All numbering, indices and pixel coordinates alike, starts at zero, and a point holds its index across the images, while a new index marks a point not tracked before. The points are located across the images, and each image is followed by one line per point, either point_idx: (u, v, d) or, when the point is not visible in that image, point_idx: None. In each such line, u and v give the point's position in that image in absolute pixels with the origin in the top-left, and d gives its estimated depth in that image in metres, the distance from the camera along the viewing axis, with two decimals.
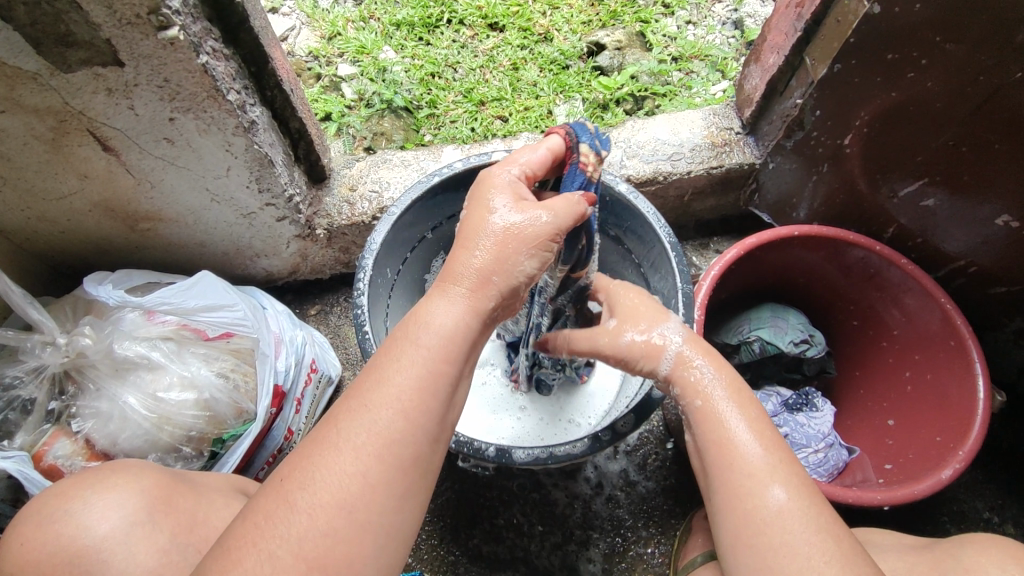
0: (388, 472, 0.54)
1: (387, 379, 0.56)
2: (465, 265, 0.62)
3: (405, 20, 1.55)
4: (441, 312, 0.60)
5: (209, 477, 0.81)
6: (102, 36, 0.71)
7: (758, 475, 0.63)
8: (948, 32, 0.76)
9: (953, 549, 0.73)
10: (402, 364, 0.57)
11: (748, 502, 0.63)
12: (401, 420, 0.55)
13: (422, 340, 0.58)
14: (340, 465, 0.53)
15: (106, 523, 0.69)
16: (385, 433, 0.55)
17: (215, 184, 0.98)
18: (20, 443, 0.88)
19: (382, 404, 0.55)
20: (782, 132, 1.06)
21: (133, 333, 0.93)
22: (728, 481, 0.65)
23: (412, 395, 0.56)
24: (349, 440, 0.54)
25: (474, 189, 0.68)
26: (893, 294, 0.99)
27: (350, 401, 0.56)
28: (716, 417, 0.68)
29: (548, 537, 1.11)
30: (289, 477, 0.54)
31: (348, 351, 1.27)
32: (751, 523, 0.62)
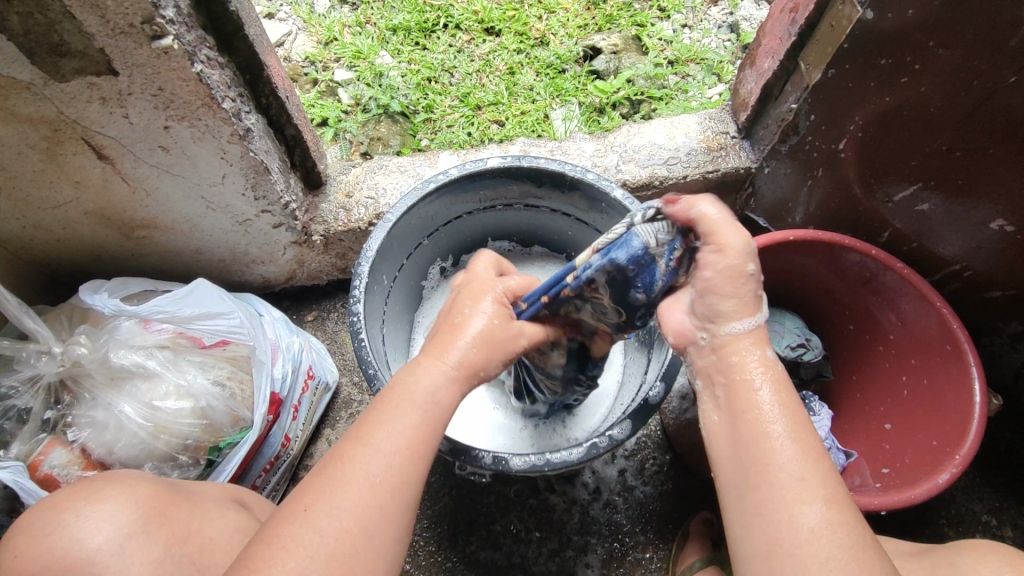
0: (393, 503, 0.60)
1: (390, 421, 0.63)
2: (452, 350, 0.67)
3: (402, 25, 1.55)
4: (433, 377, 0.65)
5: (204, 487, 0.82)
6: (95, 45, 0.71)
7: (808, 482, 0.56)
8: (941, 37, 0.76)
9: (951, 557, 0.73)
10: (401, 412, 0.63)
11: (789, 511, 0.55)
12: (405, 458, 0.61)
13: (413, 394, 0.64)
14: (358, 495, 0.59)
15: (98, 535, 0.68)
16: (395, 465, 0.61)
17: (211, 192, 0.98)
18: (16, 453, 0.88)
19: (393, 442, 0.61)
20: (777, 135, 1.08)
21: (129, 342, 0.94)
22: (769, 485, 0.56)
23: (415, 432, 0.63)
24: (365, 471, 0.60)
25: (462, 292, 0.75)
26: (889, 298, 0.99)
27: (359, 443, 0.61)
28: (758, 408, 0.59)
29: (546, 543, 1.11)
30: (310, 504, 0.59)
31: (346, 357, 1.27)
32: (790, 537, 0.55)
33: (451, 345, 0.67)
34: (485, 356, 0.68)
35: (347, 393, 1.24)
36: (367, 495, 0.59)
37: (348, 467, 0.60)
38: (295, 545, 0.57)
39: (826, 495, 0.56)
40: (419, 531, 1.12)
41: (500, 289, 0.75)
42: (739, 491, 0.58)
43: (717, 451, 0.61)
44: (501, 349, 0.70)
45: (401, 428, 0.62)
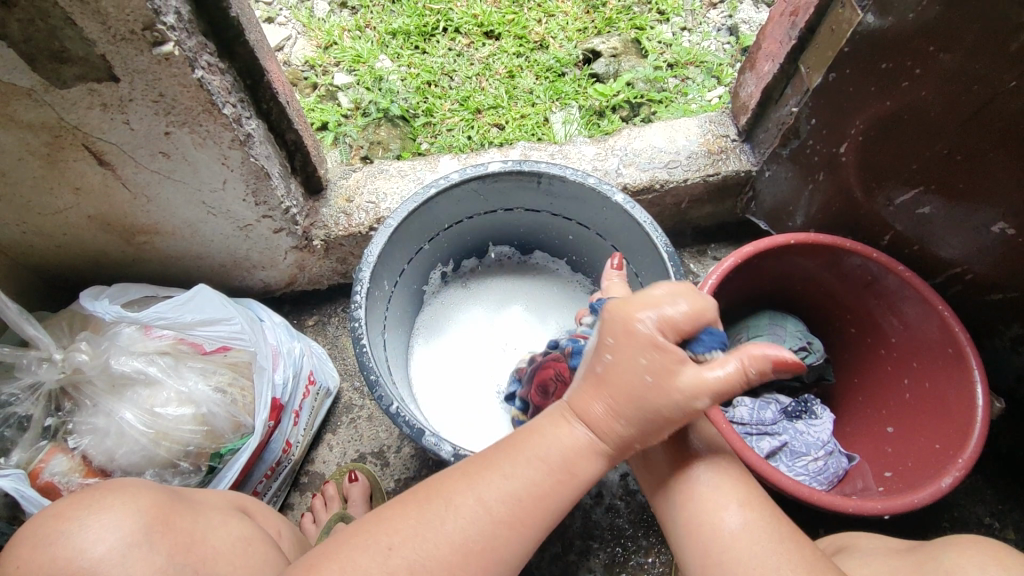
0: (480, 564, 0.60)
1: (508, 476, 0.62)
2: (586, 409, 0.62)
3: (401, 29, 1.56)
4: (570, 440, 0.62)
5: (208, 496, 0.83)
6: (96, 52, 0.71)
7: (723, 488, 0.66)
8: (940, 41, 0.76)
9: (934, 551, 0.72)
10: (522, 468, 0.62)
11: (713, 520, 0.65)
12: (506, 526, 0.60)
13: (546, 456, 0.62)
14: (445, 551, 0.59)
15: (102, 544, 0.67)
16: (490, 527, 0.60)
17: (212, 197, 0.98)
18: (16, 460, 0.88)
19: (497, 498, 0.61)
20: (778, 139, 1.09)
21: (130, 348, 0.93)
22: (693, 500, 0.66)
23: (530, 500, 0.61)
24: (460, 529, 0.60)
25: (606, 328, 0.61)
26: (891, 301, 0.99)
27: (468, 493, 0.61)
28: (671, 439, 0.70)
29: (548, 548, 1.10)
30: (399, 545, 0.60)
31: (347, 361, 1.27)
32: (717, 544, 0.64)
33: (589, 402, 0.61)
34: (625, 420, 0.60)
35: (348, 398, 1.23)
36: (450, 553, 0.59)
37: (447, 518, 0.60)
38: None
39: (739, 499, 0.65)
40: None
41: (653, 322, 0.59)
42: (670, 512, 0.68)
43: (649, 481, 0.71)
44: (655, 415, 0.59)
45: (514, 490, 0.61)
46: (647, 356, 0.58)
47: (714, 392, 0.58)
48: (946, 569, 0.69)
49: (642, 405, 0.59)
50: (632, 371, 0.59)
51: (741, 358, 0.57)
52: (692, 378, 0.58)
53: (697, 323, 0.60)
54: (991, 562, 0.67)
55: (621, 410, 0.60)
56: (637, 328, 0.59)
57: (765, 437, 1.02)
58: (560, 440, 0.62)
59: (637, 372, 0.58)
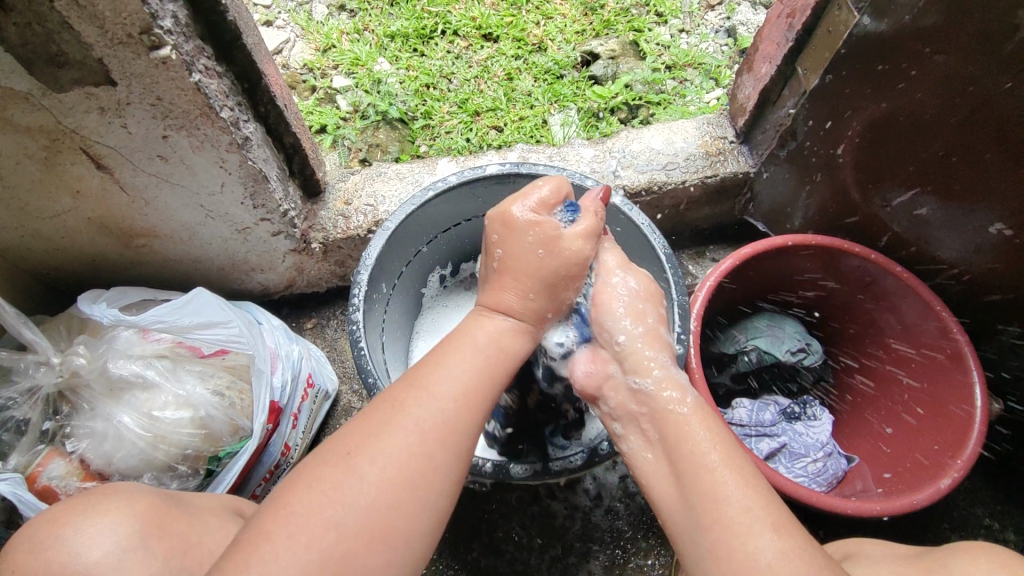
0: (442, 452, 0.63)
1: (447, 367, 0.69)
2: (501, 298, 0.76)
3: (399, 32, 1.56)
4: (492, 329, 0.74)
5: (203, 498, 0.81)
6: (94, 56, 0.71)
7: (753, 510, 0.62)
8: (936, 43, 0.76)
9: (944, 558, 0.73)
10: (458, 357, 0.70)
11: (745, 546, 0.60)
12: (457, 406, 0.66)
13: (472, 344, 0.71)
14: (406, 441, 0.62)
15: (97, 549, 0.68)
16: (441, 410, 0.65)
17: (210, 201, 0.98)
18: (15, 464, 0.88)
19: (444, 387, 0.66)
20: (775, 141, 1.08)
21: (127, 352, 0.93)
22: (719, 521, 0.62)
23: (472, 383, 0.68)
24: (416, 418, 0.63)
25: (491, 224, 0.78)
26: (889, 302, 0.99)
27: (414, 388, 0.66)
28: (693, 452, 0.68)
29: (548, 550, 1.10)
30: (360, 446, 0.62)
31: (346, 364, 1.27)
32: (749, 569, 0.59)
33: (501, 294, 0.75)
34: (536, 294, 0.75)
35: (347, 400, 1.23)
36: (414, 445, 0.62)
37: (400, 411, 0.64)
38: (352, 503, 0.59)
39: (770, 523, 0.61)
40: None
41: (525, 207, 0.77)
42: (693, 533, 0.64)
43: (671, 498, 0.68)
44: (557, 276, 0.76)
45: (457, 374, 0.68)
46: (531, 232, 0.75)
47: (585, 233, 0.77)
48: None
49: (545, 270, 0.75)
50: (525, 251, 0.75)
51: (587, 198, 0.81)
52: (553, 230, 0.76)
53: (559, 197, 0.79)
54: None
55: (529, 287, 0.75)
56: (512, 216, 0.76)
57: (764, 439, 1.02)
58: (486, 331, 0.73)
59: (529, 241, 0.75)
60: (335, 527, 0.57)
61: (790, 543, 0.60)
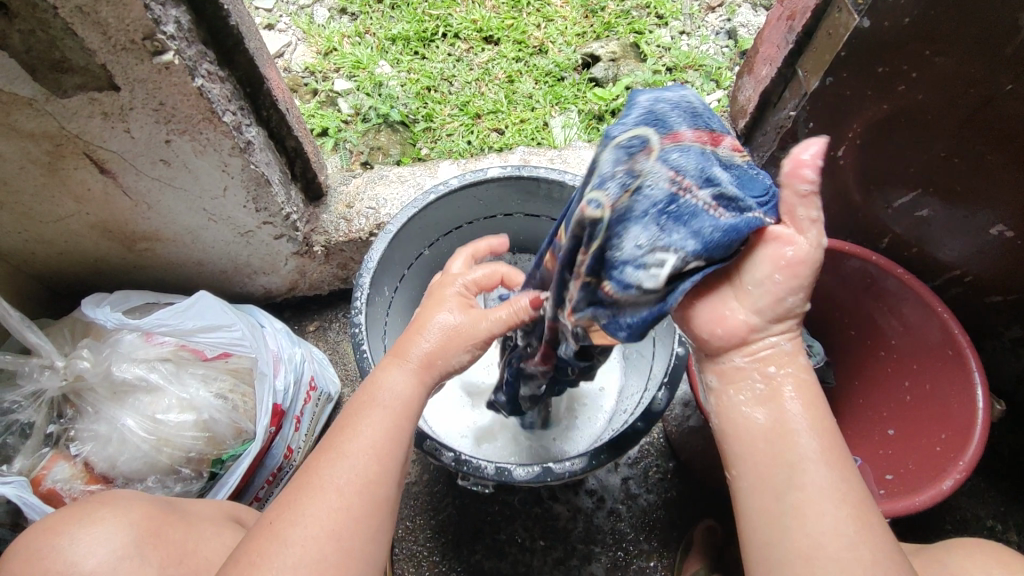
0: (369, 511, 0.60)
1: (356, 429, 0.62)
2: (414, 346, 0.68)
3: (400, 35, 1.56)
4: (394, 377, 0.66)
5: (201, 505, 0.81)
6: (97, 62, 0.72)
7: (847, 491, 0.54)
8: (936, 45, 0.77)
9: (943, 554, 0.73)
10: (363, 414, 0.63)
11: (829, 521, 0.53)
12: (372, 466, 0.61)
13: (381, 400, 0.64)
14: (329, 506, 0.58)
15: (92, 558, 0.67)
16: (355, 475, 0.60)
17: (213, 204, 0.99)
18: (19, 467, 0.88)
19: (352, 451, 0.61)
20: (775, 143, 1.08)
21: (132, 355, 0.93)
22: (810, 486, 0.54)
23: (383, 444, 0.62)
24: (334, 485, 0.59)
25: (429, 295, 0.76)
26: (891, 303, 0.99)
27: (320, 461, 0.60)
28: (787, 416, 0.56)
29: (550, 552, 1.10)
30: (278, 530, 0.57)
31: (348, 367, 1.27)
32: (827, 548, 0.52)
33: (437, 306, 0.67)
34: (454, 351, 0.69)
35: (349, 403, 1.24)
36: (336, 514, 0.58)
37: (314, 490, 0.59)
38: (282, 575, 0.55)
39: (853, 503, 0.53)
40: (422, 541, 1.11)
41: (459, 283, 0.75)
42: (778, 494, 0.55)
43: (755, 457, 0.57)
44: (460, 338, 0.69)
45: (366, 431, 0.62)
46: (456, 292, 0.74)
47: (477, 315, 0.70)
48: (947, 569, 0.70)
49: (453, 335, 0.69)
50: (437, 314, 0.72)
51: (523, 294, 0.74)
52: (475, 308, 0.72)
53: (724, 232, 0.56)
54: (994, 565, 0.68)
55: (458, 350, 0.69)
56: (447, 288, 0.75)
57: None
58: (394, 384, 0.66)
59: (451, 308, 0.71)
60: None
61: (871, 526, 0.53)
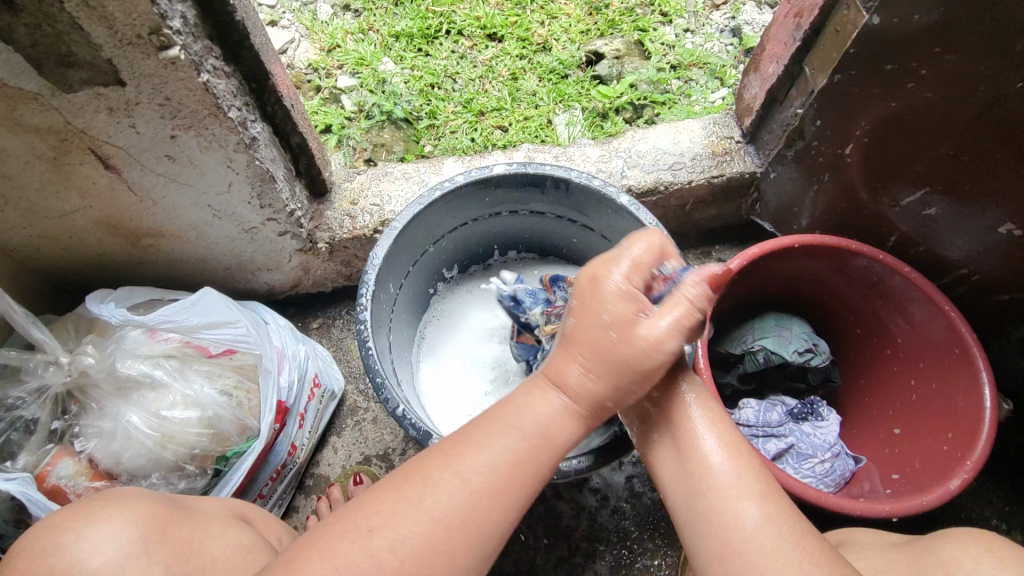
0: (457, 539, 0.58)
1: (487, 446, 0.61)
2: None
3: (404, 32, 1.56)
4: (549, 412, 0.63)
5: (206, 503, 0.81)
6: (103, 57, 0.72)
7: (745, 479, 0.63)
8: (946, 42, 0.76)
9: (931, 543, 0.74)
10: (499, 439, 0.62)
11: (731, 512, 0.62)
12: (489, 500, 0.60)
13: (523, 424, 0.62)
14: (426, 526, 0.58)
15: (99, 556, 0.66)
16: (469, 501, 0.59)
17: (217, 200, 0.98)
18: (23, 463, 0.88)
19: (476, 474, 0.60)
20: (783, 140, 1.07)
21: (136, 351, 0.93)
22: (712, 487, 0.63)
23: (507, 473, 0.60)
24: (441, 505, 0.59)
25: (584, 288, 0.63)
26: (897, 302, 0.99)
27: (443, 472, 0.60)
28: (688, 430, 0.66)
29: (554, 550, 1.10)
30: (379, 526, 0.58)
31: (351, 363, 1.27)
32: (737, 538, 0.61)
33: None
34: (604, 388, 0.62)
35: (353, 400, 1.23)
36: (433, 534, 0.58)
37: (427, 493, 0.59)
38: (354, 567, 0.56)
39: (757, 493, 0.63)
40: None
41: (621, 274, 0.62)
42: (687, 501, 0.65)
43: (665, 470, 0.67)
44: (615, 364, 0.61)
45: (495, 462, 0.60)
46: (610, 310, 0.61)
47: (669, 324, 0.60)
48: (946, 565, 0.70)
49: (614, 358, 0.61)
50: (595, 326, 0.61)
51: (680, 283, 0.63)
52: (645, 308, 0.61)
53: (656, 256, 0.65)
54: (988, 557, 0.68)
55: (592, 366, 0.62)
56: (604, 283, 0.62)
57: (771, 440, 1.02)
58: (535, 415, 0.63)
59: (608, 322, 0.61)
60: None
61: (776, 512, 0.62)
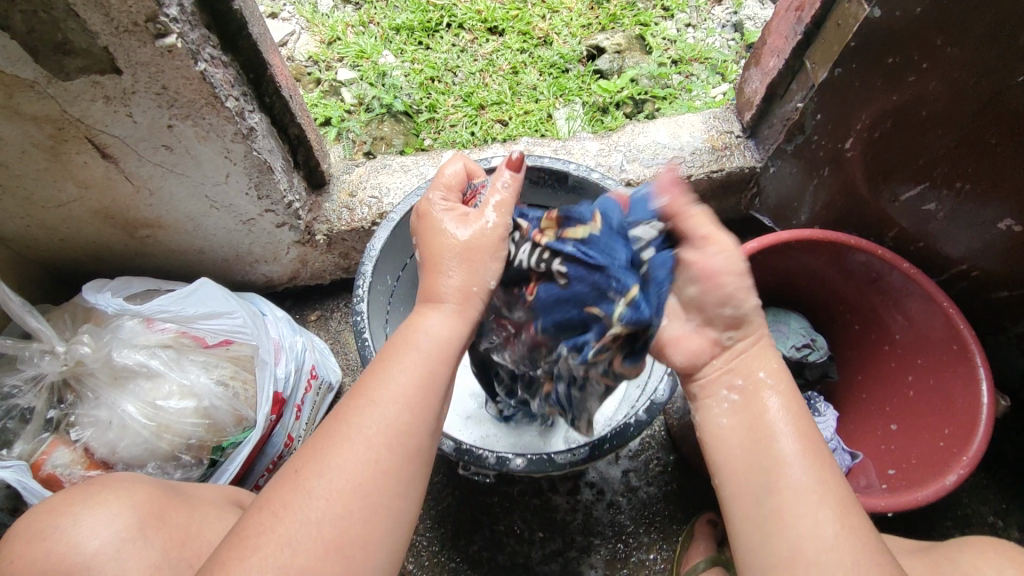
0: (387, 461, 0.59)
1: (391, 370, 0.63)
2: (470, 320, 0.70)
3: (405, 25, 1.55)
4: (435, 325, 0.65)
5: (203, 489, 0.80)
6: (99, 44, 0.71)
7: (826, 485, 0.60)
8: (949, 35, 0.76)
9: (953, 553, 0.73)
10: (399, 366, 0.63)
11: (811, 516, 0.59)
12: (409, 414, 0.61)
13: (416, 343, 0.64)
14: (358, 455, 0.58)
15: (96, 539, 0.67)
16: (392, 423, 0.60)
17: (215, 191, 0.98)
18: (19, 451, 0.88)
19: (390, 398, 0.61)
20: (783, 134, 1.05)
21: (132, 341, 0.93)
22: (788, 488, 0.60)
23: (417, 389, 0.62)
24: (366, 431, 0.59)
25: (419, 230, 0.71)
26: (895, 298, 0.98)
27: (356, 401, 0.61)
28: (766, 423, 0.63)
29: (549, 544, 1.10)
30: (308, 463, 0.59)
31: (348, 356, 1.27)
32: (813, 543, 0.58)
33: (439, 280, 0.66)
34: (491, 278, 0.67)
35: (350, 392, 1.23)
36: (365, 460, 0.58)
37: (348, 424, 0.60)
38: (306, 505, 0.56)
39: (834, 501, 0.60)
40: (422, 531, 1.11)
41: (436, 196, 0.72)
42: (757, 499, 0.61)
43: (732, 461, 0.64)
44: (482, 251, 0.67)
45: (405, 380, 0.62)
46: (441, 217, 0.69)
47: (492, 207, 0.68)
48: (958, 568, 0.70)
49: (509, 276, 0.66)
50: (439, 235, 0.68)
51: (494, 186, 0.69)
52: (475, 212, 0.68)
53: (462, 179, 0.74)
54: (1008, 565, 0.70)
55: (453, 264, 0.66)
56: (427, 207, 0.71)
57: None
58: (429, 331, 0.65)
59: (450, 228, 0.68)
60: (296, 550, 0.55)
61: (852, 523, 0.59)
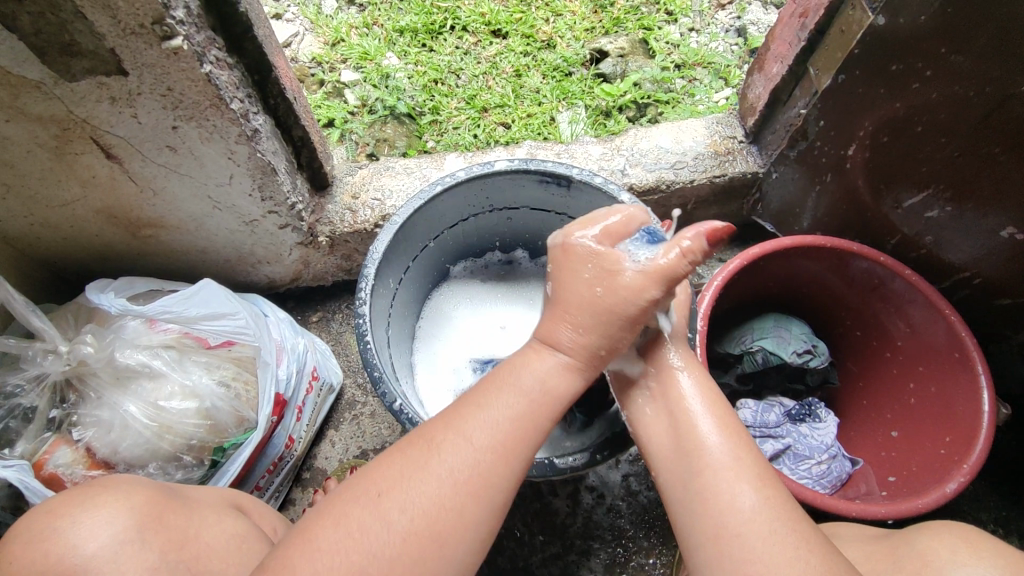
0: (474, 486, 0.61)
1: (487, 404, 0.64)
2: None
3: (408, 27, 1.55)
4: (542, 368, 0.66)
5: (201, 492, 0.81)
6: (105, 46, 0.72)
7: (743, 460, 0.64)
8: (953, 44, 0.76)
9: (906, 536, 0.74)
10: (501, 400, 0.64)
11: (730, 491, 0.62)
12: (495, 457, 0.62)
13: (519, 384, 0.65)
14: (436, 484, 0.60)
15: (93, 543, 0.67)
16: (479, 455, 0.61)
17: (218, 192, 0.98)
18: (21, 451, 0.88)
19: (482, 430, 0.62)
20: (785, 141, 1.08)
21: (134, 341, 0.93)
22: (709, 467, 0.64)
23: (512, 425, 0.63)
24: (447, 468, 0.61)
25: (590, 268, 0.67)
26: (897, 304, 0.98)
27: (448, 432, 0.62)
28: (681, 402, 0.69)
29: (549, 547, 1.10)
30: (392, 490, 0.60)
31: (350, 358, 1.27)
32: (732, 518, 0.61)
33: None
34: (574, 339, 0.66)
35: (351, 394, 1.23)
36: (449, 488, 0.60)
37: (437, 456, 0.61)
38: (377, 529, 0.58)
39: (752, 476, 0.63)
40: None
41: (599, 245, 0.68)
42: (683, 480, 0.65)
43: (663, 450, 0.68)
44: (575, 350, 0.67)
45: (497, 420, 0.63)
46: (590, 264, 0.67)
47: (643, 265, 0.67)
48: None
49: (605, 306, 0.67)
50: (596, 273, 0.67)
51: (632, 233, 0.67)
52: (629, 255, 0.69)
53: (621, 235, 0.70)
54: (961, 546, 0.69)
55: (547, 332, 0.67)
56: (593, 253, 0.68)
57: (768, 440, 1.02)
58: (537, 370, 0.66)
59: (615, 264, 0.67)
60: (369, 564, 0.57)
61: (771, 495, 0.62)
